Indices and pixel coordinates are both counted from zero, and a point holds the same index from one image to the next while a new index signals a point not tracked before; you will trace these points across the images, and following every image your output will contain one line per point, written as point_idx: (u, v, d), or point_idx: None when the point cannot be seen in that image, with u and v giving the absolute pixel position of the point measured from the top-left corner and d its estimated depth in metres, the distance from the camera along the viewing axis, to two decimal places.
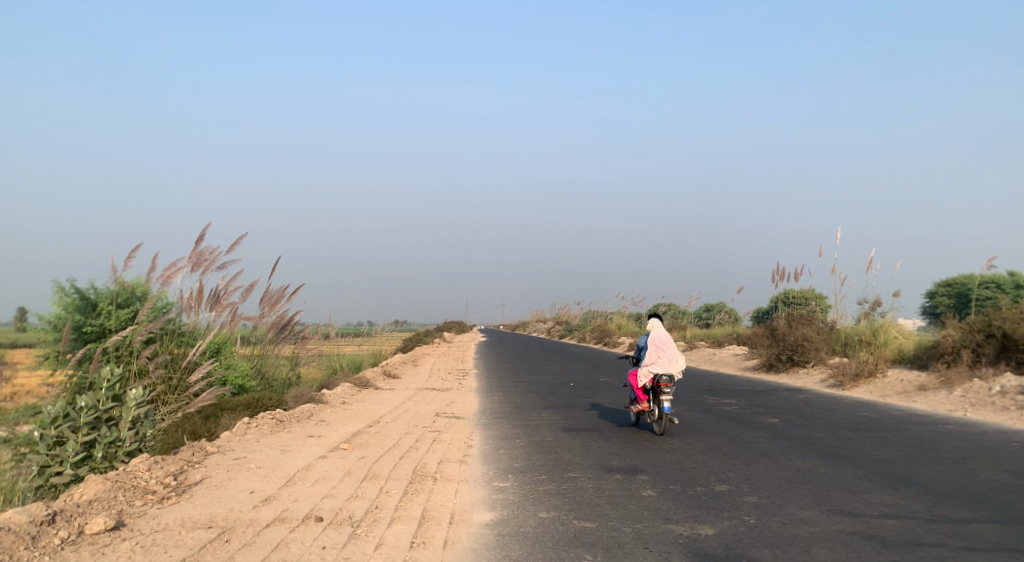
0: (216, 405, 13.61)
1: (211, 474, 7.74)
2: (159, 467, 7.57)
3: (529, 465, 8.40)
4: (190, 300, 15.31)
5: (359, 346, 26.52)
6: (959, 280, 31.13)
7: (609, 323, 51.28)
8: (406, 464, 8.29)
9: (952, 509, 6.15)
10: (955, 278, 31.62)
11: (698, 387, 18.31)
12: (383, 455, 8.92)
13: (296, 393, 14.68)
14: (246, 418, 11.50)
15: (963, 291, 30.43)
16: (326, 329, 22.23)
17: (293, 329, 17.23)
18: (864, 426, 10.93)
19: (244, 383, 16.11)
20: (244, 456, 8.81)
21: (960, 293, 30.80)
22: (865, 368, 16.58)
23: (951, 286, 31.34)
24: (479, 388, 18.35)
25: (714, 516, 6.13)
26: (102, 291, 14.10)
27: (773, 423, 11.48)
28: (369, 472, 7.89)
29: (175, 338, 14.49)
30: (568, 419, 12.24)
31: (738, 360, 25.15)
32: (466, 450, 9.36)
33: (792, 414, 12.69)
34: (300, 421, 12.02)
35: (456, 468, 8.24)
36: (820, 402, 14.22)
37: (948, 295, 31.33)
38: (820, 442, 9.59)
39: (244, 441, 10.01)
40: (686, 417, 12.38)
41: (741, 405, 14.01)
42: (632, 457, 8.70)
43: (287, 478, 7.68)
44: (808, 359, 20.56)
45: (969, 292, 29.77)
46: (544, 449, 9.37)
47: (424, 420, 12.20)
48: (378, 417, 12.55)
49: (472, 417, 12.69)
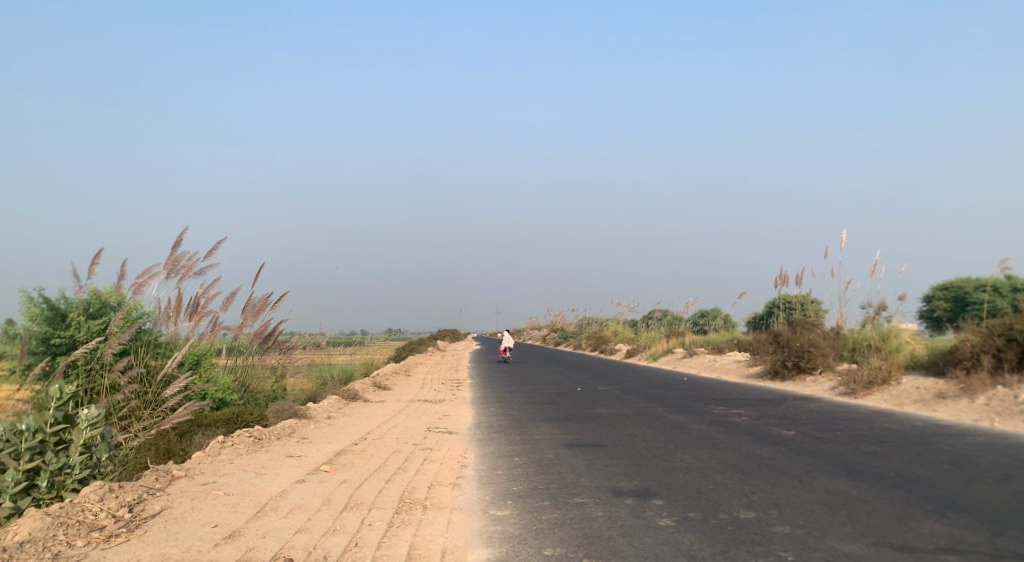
0: (192, 421, 12.82)
1: (172, 504, 6.91)
2: (112, 498, 6.75)
3: (530, 488, 7.56)
4: (168, 310, 14.50)
5: (350, 356, 25.67)
6: (956, 284, 30.46)
7: (605, 330, 50.44)
8: (393, 490, 7.46)
9: (1018, 542, 5.34)
10: (952, 282, 30.93)
11: (702, 396, 17.52)
12: (368, 478, 8.09)
13: (277, 408, 13.87)
14: (222, 437, 10.69)
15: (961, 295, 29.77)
16: (317, 338, 21.37)
17: (278, 339, 16.46)
18: (888, 439, 10.13)
19: (225, 396, 15.27)
20: (213, 481, 7.97)
21: (957, 297, 29.99)
22: (878, 375, 15.82)
23: (948, 290, 30.56)
24: (474, 399, 17.55)
25: (746, 553, 5.33)
26: (73, 300, 13.24)
27: (790, 437, 10.68)
28: (351, 500, 7.05)
29: (150, 349, 13.66)
30: (570, 433, 11.44)
31: (740, 367, 24.35)
32: (460, 471, 8.52)
33: (807, 425, 11.88)
34: (280, 439, 11.19)
35: (448, 493, 7.42)
36: (834, 413, 13.43)
37: (944, 299, 30.50)
38: (846, 458, 8.79)
39: (216, 463, 9.18)
40: (695, 430, 11.57)
41: (752, 416, 13.19)
42: (643, 478, 7.90)
43: (258, 508, 6.84)
44: (815, 365, 19.77)
45: (967, 296, 29.13)
46: (546, 469, 8.54)
47: (415, 436, 11.36)
48: (364, 434, 11.71)
49: (466, 432, 11.85)
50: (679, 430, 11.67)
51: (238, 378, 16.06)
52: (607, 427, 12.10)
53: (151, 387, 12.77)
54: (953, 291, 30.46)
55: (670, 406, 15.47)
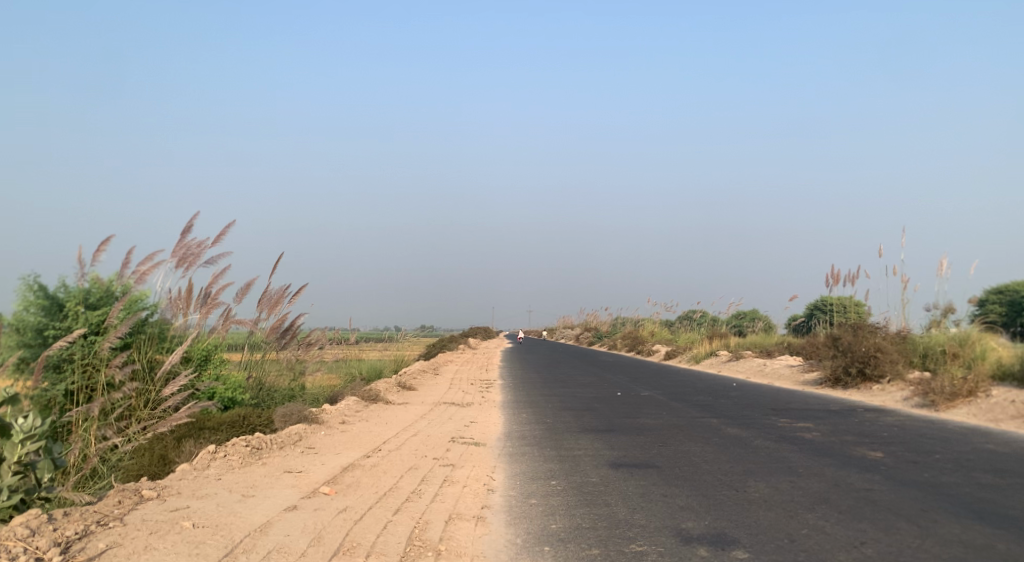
0: (193, 424, 11.45)
1: (122, 540, 5.45)
2: (45, 531, 5.30)
3: (573, 528, 5.99)
4: (178, 300, 13.20)
5: (380, 352, 24.27)
6: (1012, 288, 28.06)
7: (641, 329, 48.42)
8: (400, 526, 5.95)
9: None
10: (1007, 285, 28.50)
11: (759, 404, 15.76)
12: (374, 506, 6.61)
13: (286, 412, 12.48)
14: (214, 447, 9.28)
15: (1016, 300, 27.42)
16: (343, 333, 20.05)
17: (296, 334, 15.15)
18: (1003, 467, 8.39)
19: (236, 395, 13.91)
20: (185, 506, 6.52)
21: (1012, 301, 27.62)
22: (964, 386, 13.95)
23: (1002, 294, 28.08)
24: (506, 403, 15.99)
25: None
26: (72, 288, 11.91)
27: (878, 459, 9.03)
28: (345, 541, 5.56)
29: (154, 343, 12.28)
30: (616, 449, 9.87)
31: (794, 373, 22.49)
32: (485, 499, 6.98)
33: (894, 444, 10.16)
34: (281, 450, 9.77)
35: (469, 532, 5.90)
36: (919, 429, 11.68)
37: (999, 303, 28.08)
38: (963, 491, 7.15)
39: (199, 480, 7.76)
40: (762, 448, 9.94)
41: (823, 432, 11.49)
42: (713, 516, 6.33)
43: (229, 549, 5.39)
44: (882, 373, 17.93)
45: None
46: (590, 499, 6.97)
47: (436, 448, 9.87)
48: (379, 444, 10.24)
49: (496, 444, 10.34)
50: (743, 447, 10.02)
51: (252, 374, 14.72)
52: (660, 442, 10.47)
53: (151, 384, 11.42)
54: (1008, 295, 27.98)
55: (726, 416, 13.78)
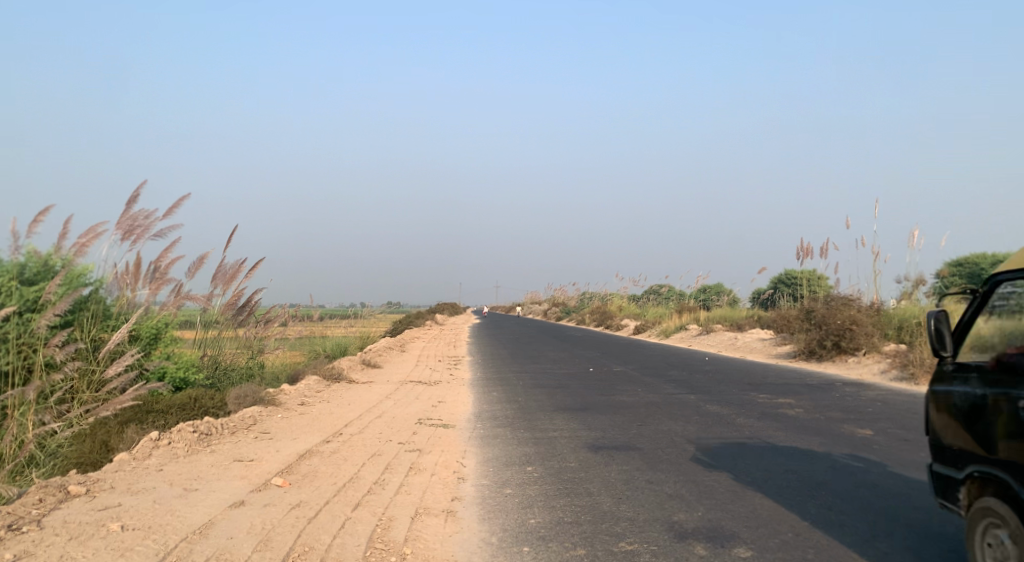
0: (139, 406, 10.63)
1: (35, 549, 4.72)
2: None
3: (553, 524, 5.37)
4: (124, 275, 12.27)
5: (345, 329, 23.44)
6: (971, 260, 28.13)
7: (610, 304, 48.06)
8: (360, 525, 5.27)
9: None
10: (967, 258, 28.54)
11: (735, 380, 15.31)
12: (331, 501, 5.92)
13: (241, 393, 11.71)
14: (157, 434, 8.52)
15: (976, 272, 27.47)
16: (306, 309, 19.23)
17: (253, 310, 14.32)
18: None
19: (188, 375, 13.06)
20: (116, 504, 5.78)
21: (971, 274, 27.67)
22: None
23: (963, 266, 28.11)
24: (475, 381, 15.36)
25: None
26: (6, 263, 10.92)
27: (869, 438, 8.56)
28: (296, 545, 4.87)
29: (97, 320, 11.38)
30: (594, 430, 9.27)
31: (766, 346, 22.17)
32: (455, 490, 6.33)
33: (882, 421, 9.71)
34: (233, 436, 9.01)
35: (438, 530, 5.24)
36: (903, 404, 11.28)
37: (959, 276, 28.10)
38: None
39: (137, 472, 7.00)
40: (746, 427, 9.43)
41: (806, 408, 11.03)
42: (706, 506, 5.77)
43: (161, 558, 4.67)
44: (857, 346, 17.61)
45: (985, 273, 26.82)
46: (571, 487, 6.36)
47: (401, 432, 9.20)
48: (340, 428, 9.52)
49: (466, 426, 9.69)
50: (726, 426, 9.49)
51: (207, 353, 13.87)
52: (639, 421, 9.90)
53: (95, 364, 10.56)
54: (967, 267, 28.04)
55: (704, 392, 13.29)
